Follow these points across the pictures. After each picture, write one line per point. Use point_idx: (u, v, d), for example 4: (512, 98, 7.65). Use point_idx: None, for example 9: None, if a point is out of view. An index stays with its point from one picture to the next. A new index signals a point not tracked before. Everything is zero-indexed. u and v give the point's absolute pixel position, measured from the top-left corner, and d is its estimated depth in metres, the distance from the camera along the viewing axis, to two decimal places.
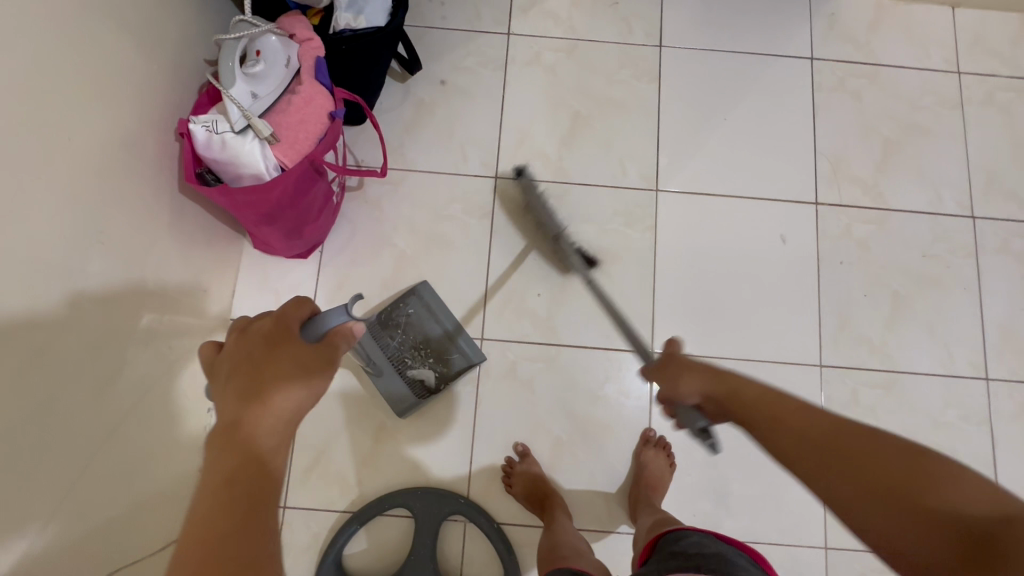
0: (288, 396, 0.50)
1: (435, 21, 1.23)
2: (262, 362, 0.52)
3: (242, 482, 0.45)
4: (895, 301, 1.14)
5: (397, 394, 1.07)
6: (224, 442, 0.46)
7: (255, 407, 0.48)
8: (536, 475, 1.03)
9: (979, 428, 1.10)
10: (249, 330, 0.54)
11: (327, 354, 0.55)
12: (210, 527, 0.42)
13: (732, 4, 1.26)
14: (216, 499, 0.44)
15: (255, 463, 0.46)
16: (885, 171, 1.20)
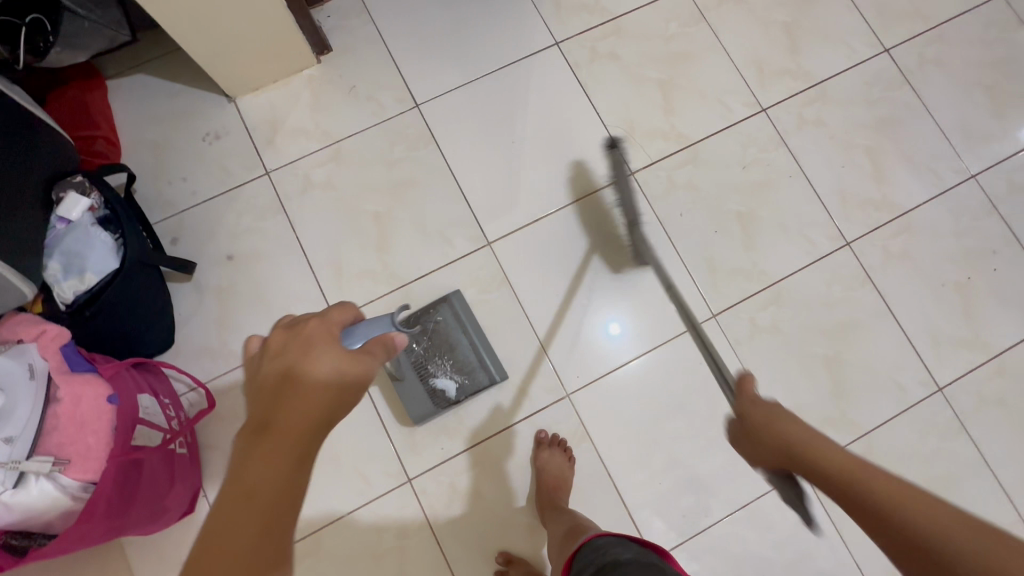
0: (321, 404, 0.49)
1: (187, 200, 1.11)
2: (300, 365, 0.51)
3: (269, 481, 0.46)
4: (744, 220, 1.17)
5: (414, 403, 1.04)
6: (254, 443, 0.47)
7: (289, 412, 0.48)
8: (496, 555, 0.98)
9: (864, 288, 1.16)
10: (298, 328, 0.53)
11: (364, 364, 0.53)
12: (233, 517, 0.44)
13: (460, 30, 1.22)
14: (240, 495, 0.45)
15: (274, 492, 0.45)
16: (674, 111, 1.22)
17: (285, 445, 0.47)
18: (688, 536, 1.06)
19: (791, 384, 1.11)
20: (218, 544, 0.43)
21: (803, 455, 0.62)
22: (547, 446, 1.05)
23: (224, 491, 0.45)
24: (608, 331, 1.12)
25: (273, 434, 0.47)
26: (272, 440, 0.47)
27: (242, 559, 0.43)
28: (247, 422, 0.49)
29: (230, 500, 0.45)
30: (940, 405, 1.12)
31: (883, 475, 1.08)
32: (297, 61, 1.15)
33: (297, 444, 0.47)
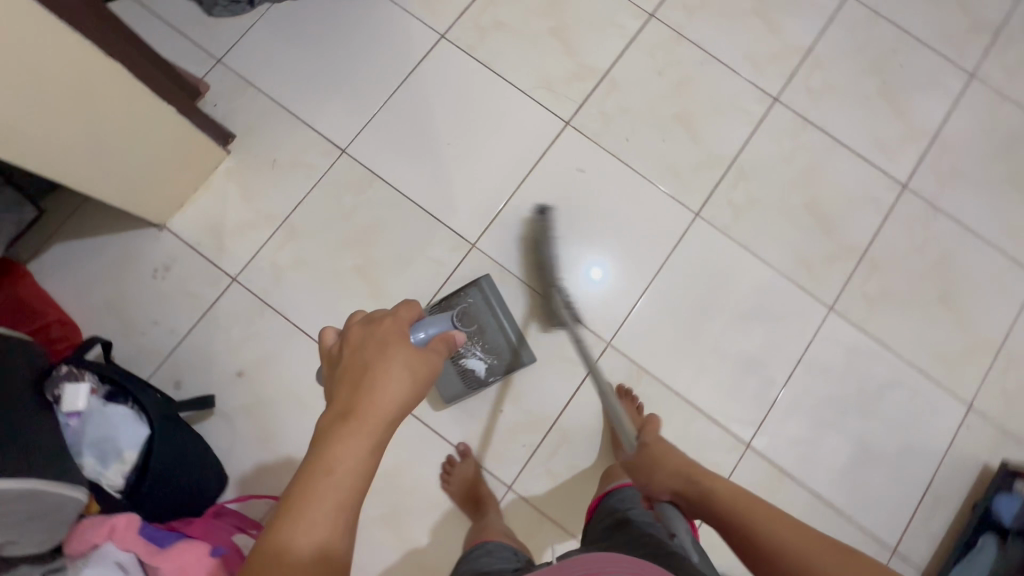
0: (395, 395, 0.54)
1: (170, 340, 1.07)
2: (377, 358, 0.56)
3: (348, 460, 0.50)
4: (682, 120, 1.22)
5: (445, 382, 1.06)
6: (337, 425, 0.51)
7: (367, 399, 0.53)
8: (475, 475, 1.03)
9: (809, 129, 1.23)
10: (375, 325, 0.58)
11: (432, 361, 0.59)
12: (316, 492, 0.48)
13: (347, 65, 1.20)
14: (322, 472, 0.49)
15: (351, 473, 0.50)
16: (576, 51, 1.23)
17: (365, 427, 0.51)
18: (768, 410, 1.11)
19: (789, 241, 1.18)
20: (301, 516, 0.47)
21: (737, 510, 0.73)
22: (625, 395, 1.08)
23: (306, 468, 0.49)
24: (590, 276, 1.14)
25: (356, 418, 0.51)
26: (355, 423, 0.51)
27: (322, 534, 0.47)
28: (329, 408, 0.53)
29: (313, 476, 0.49)
30: (914, 200, 1.21)
31: (897, 281, 1.17)
32: (208, 161, 1.11)
33: (374, 429, 0.52)
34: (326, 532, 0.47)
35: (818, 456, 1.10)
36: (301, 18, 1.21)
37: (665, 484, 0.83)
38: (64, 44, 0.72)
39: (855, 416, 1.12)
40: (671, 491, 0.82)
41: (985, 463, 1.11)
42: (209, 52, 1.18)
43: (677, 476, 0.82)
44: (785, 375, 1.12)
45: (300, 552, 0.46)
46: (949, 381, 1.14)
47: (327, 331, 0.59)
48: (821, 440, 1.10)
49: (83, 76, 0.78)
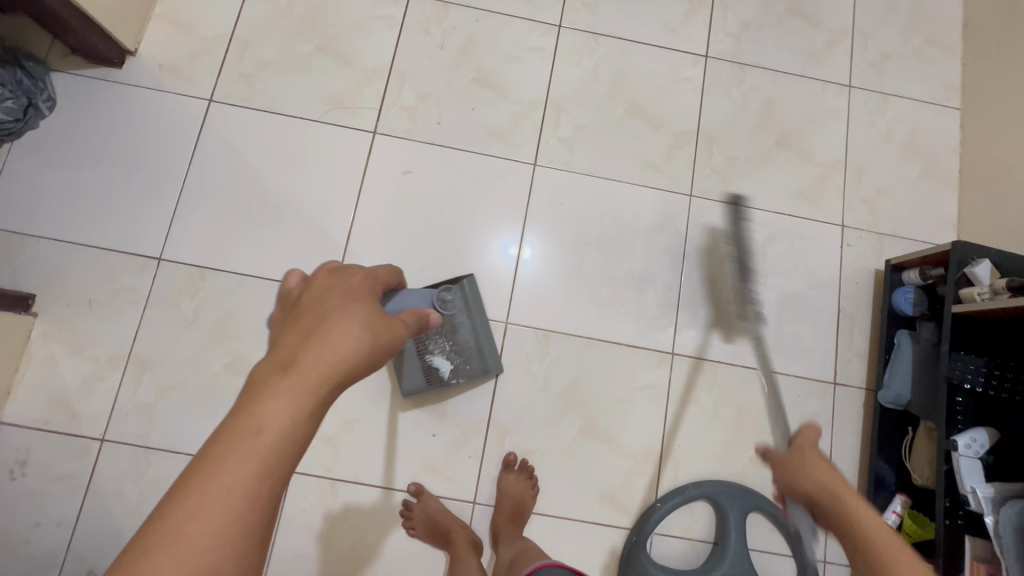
0: (348, 355, 0.48)
1: (62, 533, 0.96)
2: (336, 313, 0.50)
3: (280, 421, 0.44)
4: (483, 82, 1.18)
5: (407, 375, 1.01)
6: (277, 377, 0.45)
7: (318, 353, 0.47)
8: (436, 508, 0.99)
9: (602, 42, 1.23)
10: (343, 279, 0.53)
11: (396, 331, 0.53)
12: (239, 451, 0.42)
13: (121, 168, 1.09)
14: (248, 430, 0.43)
15: (285, 430, 0.43)
16: (352, 59, 1.17)
17: (307, 385, 0.45)
18: (678, 313, 1.12)
19: (629, 151, 1.18)
20: (219, 474, 0.41)
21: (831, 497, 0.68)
22: (515, 470, 1.03)
23: (235, 420, 0.43)
24: (512, 254, 1.12)
25: (300, 372, 0.46)
26: (298, 376, 0.45)
27: (238, 504, 0.40)
28: (272, 357, 0.47)
29: (239, 433, 0.42)
30: (720, 65, 1.24)
31: (736, 144, 1.20)
32: (13, 335, 0.98)
33: (321, 384, 0.46)
34: (239, 504, 0.40)
35: (738, 333, 1.12)
36: (52, 145, 1.09)
37: (807, 489, 0.70)
38: None
39: (754, 281, 1.15)
40: (812, 494, 0.70)
41: (876, 269, 1.17)
42: None
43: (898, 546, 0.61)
44: (677, 274, 1.14)
45: (211, 517, 0.39)
46: (817, 213, 1.19)
47: (289, 271, 0.55)
48: (734, 317, 1.13)
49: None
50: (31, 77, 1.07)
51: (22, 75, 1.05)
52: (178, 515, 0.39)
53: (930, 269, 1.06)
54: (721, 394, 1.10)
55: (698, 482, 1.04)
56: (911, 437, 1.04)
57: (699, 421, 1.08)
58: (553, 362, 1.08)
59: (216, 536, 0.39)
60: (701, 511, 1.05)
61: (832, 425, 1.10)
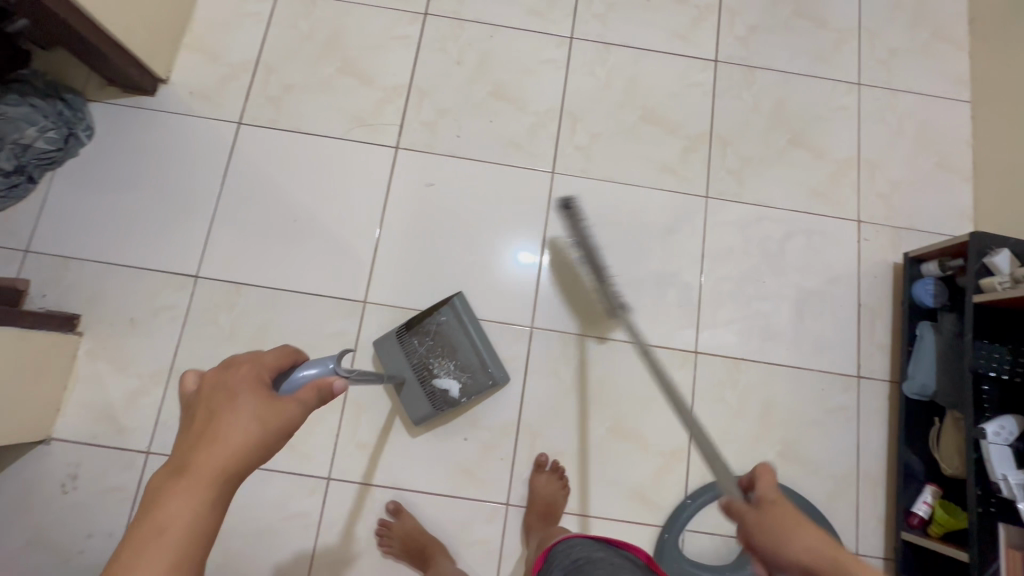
0: (240, 444, 0.55)
1: (114, 543, 0.99)
2: (226, 407, 0.57)
3: (185, 515, 0.51)
4: (499, 96, 1.22)
5: (416, 403, 1.03)
6: (169, 481, 0.52)
7: (208, 452, 0.54)
8: (412, 527, 1.01)
9: (612, 51, 1.26)
10: (234, 372, 0.60)
11: (291, 411, 0.60)
12: (147, 550, 0.49)
13: (156, 192, 1.14)
14: (149, 530, 0.50)
15: (190, 526, 0.51)
16: (373, 78, 1.21)
17: (202, 481, 0.53)
18: (699, 313, 1.14)
19: (644, 156, 1.21)
20: (132, 574, 0.48)
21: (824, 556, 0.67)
22: (546, 470, 1.06)
23: (138, 524, 0.50)
24: (520, 260, 1.14)
25: (192, 472, 0.53)
26: (189, 476, 0.53)
27: None
28: (168, 462, 0.54)
29: (148, 533, 0.50)
30: (729, 69, 1.26)
31: (749, 145, 1.23)
32: (61, 354, 1.03)
33: (217, 477, 0.54)
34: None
35: (759, 330, 1.14)
36: (91, 171, 1.14)
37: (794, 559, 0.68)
38: None
39: (773, 278, 1.17)
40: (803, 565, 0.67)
41: (894, 263, 1.18)
42: (10, 247, 1.10)
43: (814, 548, 0.67)
44: (697, 274, 1.16)
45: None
46: (833, 209, 1.20)
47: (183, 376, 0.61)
48: (754, 314, 1.15)
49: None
50: (71, 108, 1.14)
51: (63, 107, 1.13)
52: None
53: (949, 261, 1.06)
54: (745, 391, 1.11)
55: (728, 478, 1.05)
56: (938, 427, 1.04)
57: (724, 418, 1.09)
58: (578, 364, 1.10)
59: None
60: None
61: (857, 419, 1.11)
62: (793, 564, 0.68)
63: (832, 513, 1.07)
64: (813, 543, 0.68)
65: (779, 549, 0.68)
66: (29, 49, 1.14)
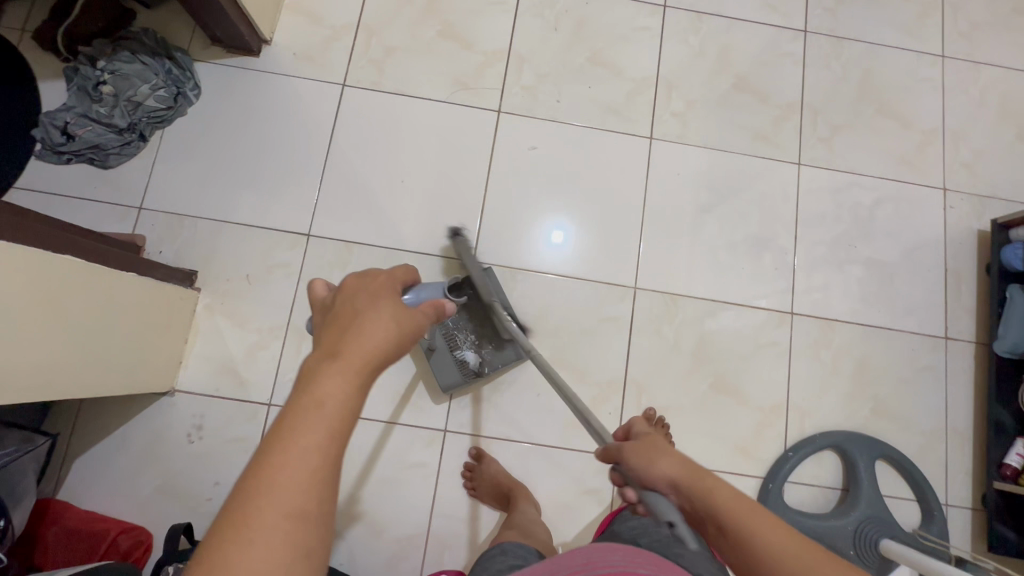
0: (381, 340, 0.49)
1: None
2: (366, 306, 0.51)
3: (334, 400, 0.45)
4: (597, 61, 1.24)
5: (443, 371, 1.04)
6: (323, 362, 0.47)
7: (359, 340, 0.48)
8: (497, 471, 1.04)
9: (704, 19, 1.28)
10: (367, 278, 0.54)
11: (422, 319, 0.53)
12: (304, 427, 0.43)
13: (264, 152, 1.16)
14: (306, 408, 0.44)
15: (338, 410, 0.45)
16: (472, 42, 1.23)
17: (353, 366, 0.46)
18: (794, 276, 1.18)
19: (738, 123, 1.24)
20: (288, 449, 0.43)
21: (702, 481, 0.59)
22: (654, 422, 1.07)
23: (291, 402, 0.45)
24: (551, 240, 1.16)
25: (343, 358, 0.47)
26: (343, 361, 0.46)
27: (312, 473, 0.42)
28: (315, 349, 0.48)
29: (298, 412, 0.44)
30: (819, 40, 1.29)
31: (838, 114, 1.26)
32: (184, 308, 1.05)
33: (363, 365, 0.47)
34: (316, 466, 0.43)
35: (851, 292, 1.18)
36: (199, 130, 1.15)
37: (666, 472, 0.60)
38: (21, 277, 0.70)
39: (863, 243, 1.20)
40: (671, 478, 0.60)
41: (979, 230, 1.22)
42: (124, 204, 1.11)
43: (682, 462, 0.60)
44: (791, 238, 1.19)
45: (292, 482, 0.42)
46: (920, 177, 1.24)
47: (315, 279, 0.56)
48: (846, 277, 1.19)
49: (47, 270, 0.74)
50: (179, 67, 1.15)
51: (172, 65, 1.14)
52: (260, 484, 0.41)
53: None
54: (839, 350, 1.15)
55: (826, 432, 1.10)
56: None
57: (820, 376, 1.14)
58: (681, 324, 1.14)
59: (300, 494, 0.42)
60: (829, 460, 1.12)
61: (946, 377, 1.15)
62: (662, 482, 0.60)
63: (924, 465, 1.12)
64: (673, 470, 0.60)
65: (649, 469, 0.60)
66: (134, 8, 1.16)
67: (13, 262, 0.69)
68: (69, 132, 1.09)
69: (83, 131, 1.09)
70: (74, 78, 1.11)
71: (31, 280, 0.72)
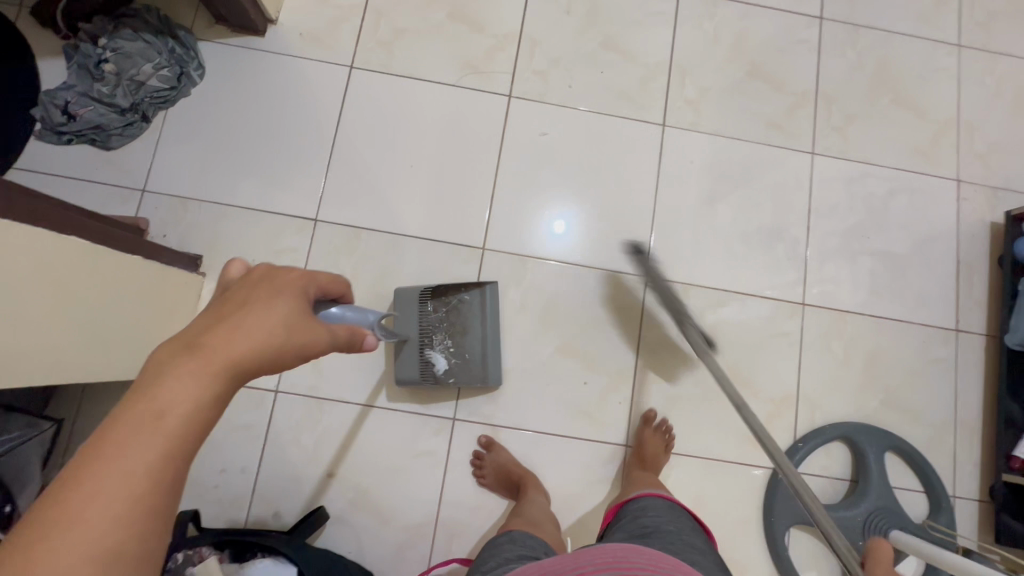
0: (261, 345, 0.45)
1: (249, 478, 1.02)
2: (259, 301, 0.47)
3: (182, 405, 0.40)
4: (610, 46, 1.22)
5: (405, 363, 1.02)
6: (178, 357, 0.41)
7: (228, 340, 0.43)
8: (506, 459, 1.03)
9: (719, 5, 1.25)
10: (276, 272, 0.50)
11: (316, 335, 0.50)
12: (135, 434, 0.38)
13: (270, 135, 1.13)
14: (143, 412, 0.39)
15: (185, 418, 0.40)
16: (483, 25, 1.20)
17: (214, 369, 0.42)
18: (805, 266, 1.17)
19: (753, 111, 1.22)
20: (113, 456, 0.37)
21: None
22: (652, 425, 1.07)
23: (131, 398, 0.39)
24: (554, 230, 1.14)
25: (208, 354, 0.42)
26: (202, 361, 0.41)
27: (137, 491, 0.37)
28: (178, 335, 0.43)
29: (135, 411, 0.38)
30: (835, 27, 1.27)
31: (853, 103, 1.24)
32: (189, 294, 1.03)
33: (229, 371, 0.43)
34: (140, 483, 0.37)
35: (863, 284, 1.17)
36: (203, 111, 1.13)
37: None
38: (31, 263, 0.69)
39: (876, 234, 1.19)
40: None
41: (992, 222, 1.21)
42: (126, 186, 1.09)
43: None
44: (803, 228, 1.18)
45: (109, 495, 0.36)
46: (934, 169, 1.23)
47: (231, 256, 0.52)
48: (859, 268, 1.18)
49: (54, 251, 0.73)
50: (182, 47, 1.12)
51: (175, 44, 1.11)
52: (70, 494, 0.35)
53: None
54: (850, 342, 1.15)
55: (834, 423, 1.10)
56: None
57: (830, 368, 1.13)
58: (692, 315, 1.13)
59: (111, 515, 0.36)
60: (838, 451, 1.11)
61: (956, 370, 1.15)
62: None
63: (933, 457, 1.12)
64: None
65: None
66: None
67: (19, 242, 0.67)
68: (69, 112, 1.06)
69: (84, 110, 1.06)
70: (74, 56, 1.09)
71: (37, 261, 0.70)
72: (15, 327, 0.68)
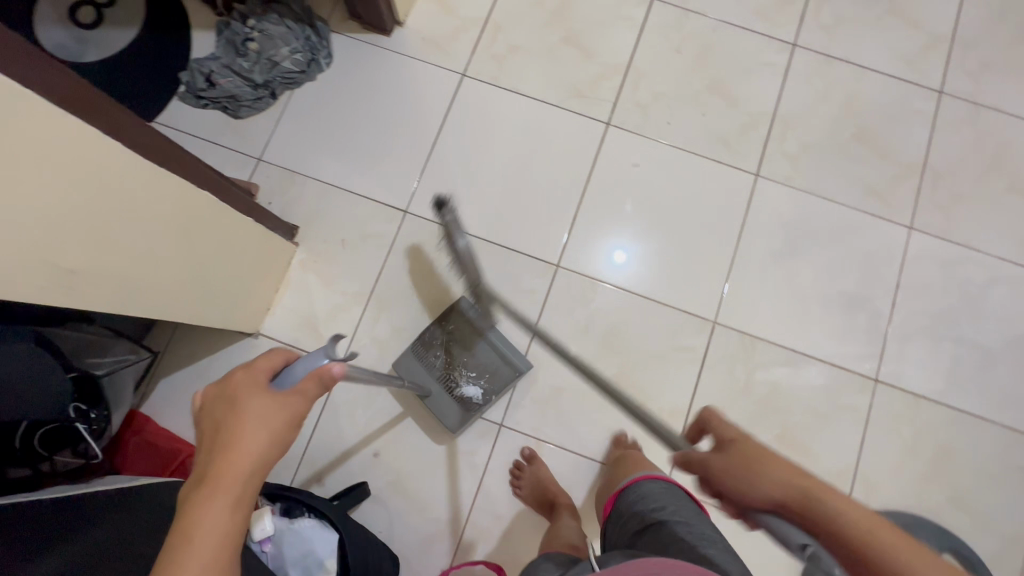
0: (253, 451, 0.49)
1: (301, 441, 1.08)
2: (230, 414, 0.50)
3: (211, 529, 0.46)
4: (714, 89, 1.23)
5: (446, 412, 1.05)
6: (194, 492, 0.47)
7: (228, 463, 0.48)
8: (545, 476, 1.04)
9: (833, 65, 1.24)
10: (230, 378, 0.53)
11: (295, 404, 0.53)
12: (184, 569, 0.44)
13: (377, 126, 1.21)
14: (185, 551, 0.45)
15: (219, 537, 0.46)
16: (594, 53, 1.24)
17: (223, 489, 0.47)
18: (883, 341, 1.12)
19: (852, 175, 1.19)
20: None
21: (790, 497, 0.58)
22: None
23: (171, 541, 0.45)
24: (616, 261, 1.15)
25: (214, 481, 0.47)
26: (212, 486, 0.47)
27: None
28: (191, 474, 0.49)
29: (177, 550, 0.45)
30: (955, 102, 1.22)
31: (963, 183, 1.19)
32: (281, 262, 1.11)
33: (235, 485, 0.48)
34: None
35: (945, 371, 1.11)
36: (323, 96, 1.22)
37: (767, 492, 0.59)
38: (173, 207, 0.77)
39: (968, 322, 1.13)
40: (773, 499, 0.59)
41: None
42: (245, 153, 1.19)
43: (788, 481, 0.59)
44: (888, 302, 1.14)
45: None
46: None
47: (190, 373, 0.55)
48: (943, 355, 1.12)
49: (188, 205, 0.80)
50: (317, 35, 1.22)
51: (311, 33, 1.21)
52: None
53: None
54: (922, 429, 1.09)
55: (890, 511, 1.04)
56: None
57: (895, 452, 1.08)
58: (756, 368, 1.11)
59: None
60: None
61: None
62: (765, 503, 0.59)
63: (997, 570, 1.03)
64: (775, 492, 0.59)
65: (750, 488, 0.60)
66: None
67: (169, 190, 0.75)
68: (212, 80, 1.18)
69: (224, 80, 1.17)
70: (224, 31, 1.20)
71: (173, 211, 0.78)
72: (144, 261, 0.76)
